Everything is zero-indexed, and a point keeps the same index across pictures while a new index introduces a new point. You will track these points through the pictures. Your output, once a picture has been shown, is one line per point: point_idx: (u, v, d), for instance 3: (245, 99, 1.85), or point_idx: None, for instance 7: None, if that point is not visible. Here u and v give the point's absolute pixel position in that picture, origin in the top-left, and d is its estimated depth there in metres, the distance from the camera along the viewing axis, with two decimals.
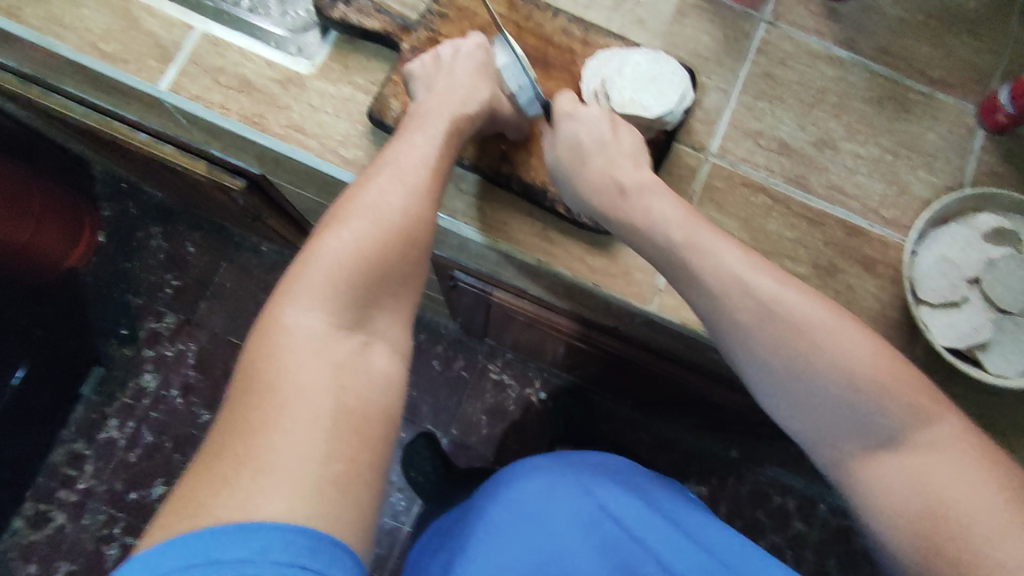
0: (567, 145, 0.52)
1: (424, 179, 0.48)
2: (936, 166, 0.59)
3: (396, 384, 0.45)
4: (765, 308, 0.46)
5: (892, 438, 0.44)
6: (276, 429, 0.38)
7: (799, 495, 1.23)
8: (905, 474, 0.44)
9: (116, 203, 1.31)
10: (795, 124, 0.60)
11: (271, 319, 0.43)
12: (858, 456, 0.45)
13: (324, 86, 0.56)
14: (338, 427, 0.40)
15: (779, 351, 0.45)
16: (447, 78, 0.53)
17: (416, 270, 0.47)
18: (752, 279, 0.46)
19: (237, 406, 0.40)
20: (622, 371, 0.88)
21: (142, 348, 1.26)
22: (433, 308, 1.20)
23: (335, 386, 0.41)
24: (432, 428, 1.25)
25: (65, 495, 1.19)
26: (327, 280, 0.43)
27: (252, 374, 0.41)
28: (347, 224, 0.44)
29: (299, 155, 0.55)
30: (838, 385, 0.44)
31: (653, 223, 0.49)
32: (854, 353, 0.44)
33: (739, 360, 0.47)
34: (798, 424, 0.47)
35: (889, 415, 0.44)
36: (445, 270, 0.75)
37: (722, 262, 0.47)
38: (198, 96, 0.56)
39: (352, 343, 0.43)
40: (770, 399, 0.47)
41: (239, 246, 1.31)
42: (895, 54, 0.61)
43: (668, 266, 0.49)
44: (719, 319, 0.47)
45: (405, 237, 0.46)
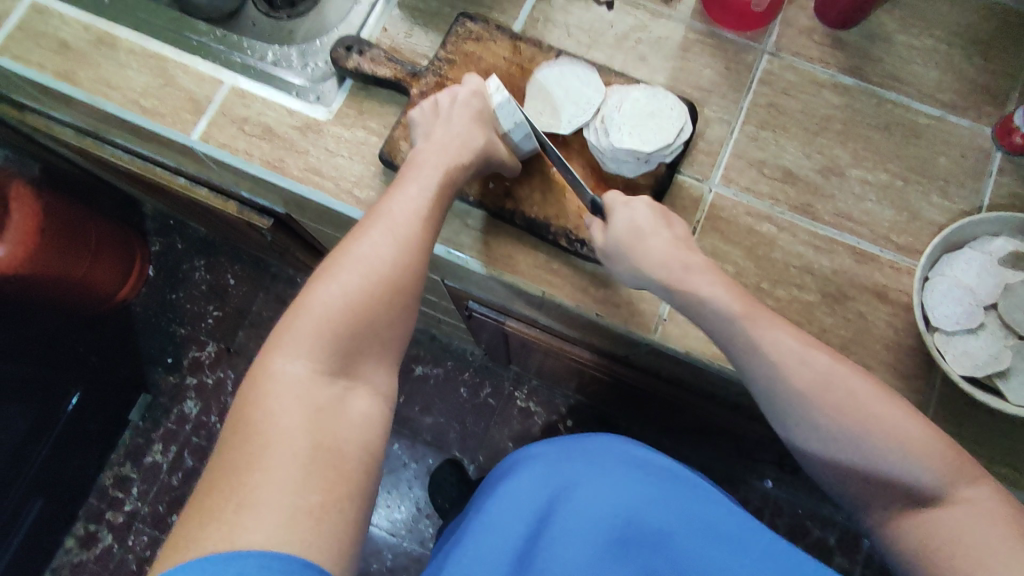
0: (625, 230, 0.52)
1: (413, 229, 0.51)
2: (950, 190, 0.58)
3: (374, 427, 0.48)
4: (815, 378, 0.47)
5: (915, 485, 0.46)
6: (259, 467, 0.41)
7: (840, 529, 1.18)
8: (946, 537, 0.45)
9: (164, 238, 1.40)
10: (800, 152, 0.60)
11: (262, 366, 0.46)
12: (900, 521, 0.47)
13: (340, 131, 0.60)
14: (319, 463, 0.43)
15: (829, 417, 0.47)
16: (444, 127, 0.55)
17: (402, 315, 0.50)
18: (779, 339, 0.48)
19: (228, 445, 0.43)
20: (641, 399, 0.87)
21: (185, 375, 1.32)
22: (459, 335, 1.22)
23: (316, 429, 0.44)
24: (459, 455, 1.26)
25: (113, 516, 1.25)
26: (313, 329, 0.47)
27: (241, 418, 0.44)
28: (335, 275, 0.48)
29: (315, 196, 0.59)
30: (859, 437, 0.47)
31: (699, 304, 0.50)
32: (871, 413, 0.46)
33: (779, 422, 0.50)
34: (822, 468, 0.49)
35: (911, 466, 0.46)
36: (460, 300, 0.77)
37: (774, 334, 0.48)
38: (225, 144, 0.60)
39: (336, 387, 0.47)
40: (812, 463, 0.49)
41: (277, 277, 1.37)
42: (902, 79, 0.61)
43: (721, 338, 0.50)
44: (759, 382, 0.49)
45: (388, 287, 0.49)
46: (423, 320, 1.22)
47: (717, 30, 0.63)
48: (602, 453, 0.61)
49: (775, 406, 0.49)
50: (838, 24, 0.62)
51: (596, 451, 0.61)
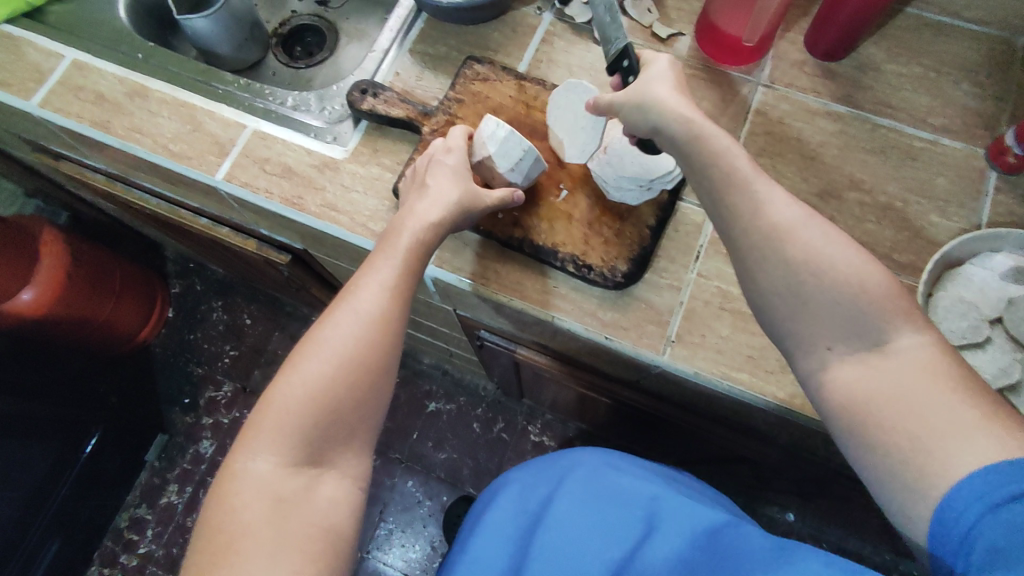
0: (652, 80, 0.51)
1: (379, 307, 0.50)
2: (948, 210, 0.60)
3: (342, 511, 0.47)
4: (799, 222, 0.44)
5: (884, 341, 0.42)
6: (225, 564, 0.42)
7: (867, 563, 1.14)
8: (893, 371, 0.41)
9: (184, 280, 1.44)
10: (799, 177, 0.62)
11: (229, 463, 0.46)
12: (846, 363, 0.43)
13: (356, 169, 0.63)
14: (285, 555, 0.43)
15: (796, 257, 0.44)
16: (424, 194, 0.55)
17: (370, 392, 0.49)
18: (789, 196, 0.46)
19: (199, 543, 0.44)
20: (654, 428, 0.87)
21: (201, 415, 1.34)
22: (471, 369, 1.23)
23: (280, 521, 0.44)
24: (473, 492, 1.25)
25: (127, 559, 1.24)
26: (273, 423, 0.46)
27: (211, 514, 0.45)
28: (299, 365, 0.48)
29: (332, 230, 0.62)
30: (850, 290, 0.43)
31: (711, 154, 0.47)
32: (867, 269, 0.43)
33: (760, 268, 0.45)
34: (792, 331, 0.45)
35: (893, 322, 0.42)
36: (472, 330, 0.79)
37: (766, 183, 0.46)
38: (248, 183, 0.63)
39: (301, 478, 0.46)
40: (768, 294, 0.45)
41: (292, 316, 1.40)
42: (894, 106, 0.63)
43: (719, 184, 0.46)
44: (752, 223, 0.45)
45: (350, 376, 0.48)
46: (436, 355, 1.24)
47: (712, 65, 0.66)
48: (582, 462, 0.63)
49: (753, 250, 0.45)
50: (828, 56, 0.65)
51: (572, 459, 0.64)
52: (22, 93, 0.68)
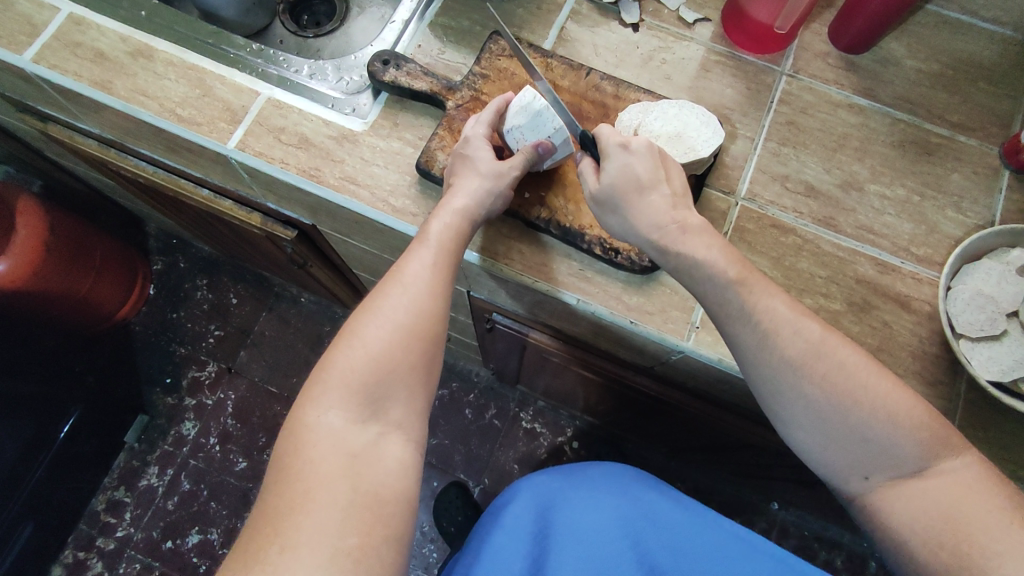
0: (621, 177, 0.51)
1: (440, 274, 0.50)
2: (963, 206, 0.61)
3: (410, 475, 0.46)
4: (814, 349, 0.47)
5: (922, 468, 0.46)
6: (302, 513, 0.41)
7: (847, 551, 1.17)
8: (932, 499, 0.46)
9: (167, 257, 1.38)
10: (820, 168, 0.62)
11: (296, 419, 0.45)
12: (886, 490, 0.47)
13: (376, 142, 0.61)
14: (356, 507, 0.42)
15: (829, 390, 0.47)
16: (450, 191, 0.54)
17: (432, 357, 0.49)
18: (803, 324, 0.48)
19: (268, 495, 0.43)
20: (656, 415, 0.88)
21: (183, 396, 1.30)
22: (465, 355, 1.22)
23: (351, 476, 0.43)
24: (464, 478, 1.24)
25: (103, 543, 1.20)
26: (342, 379, 0.46)
27: (280, 468, 0.44)
28: (364, 326, 0.48)
29: (351, 204, 0.60)
30: (878, 422, 0.46)
31: (702, 272, 0.50)
32: (893, 399, 0.46)
33: (781, 400, 0.49)
34: (828, 465, 0.49)
35: (924, 449, 0.46)
36: (482, 313, 0.78)
37: (772, 305, 0.49)
38: (262, 152, 0.61)
39: (368, 434, 0.45)
40: (801, 434, 0.49)
41: (280, 297, 1.37)
42: (913, 101, 0.64)
43: (719, 313, 0.50)
44: (764, 362, 0.48)
45: (413, 335, 0.48)
46: None
47: (737, 52, 0.66)
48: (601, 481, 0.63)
49: (767, 380, 0.49)
50: (850, 48, 0.66)
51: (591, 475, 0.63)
52: (14, 47, 0.63)
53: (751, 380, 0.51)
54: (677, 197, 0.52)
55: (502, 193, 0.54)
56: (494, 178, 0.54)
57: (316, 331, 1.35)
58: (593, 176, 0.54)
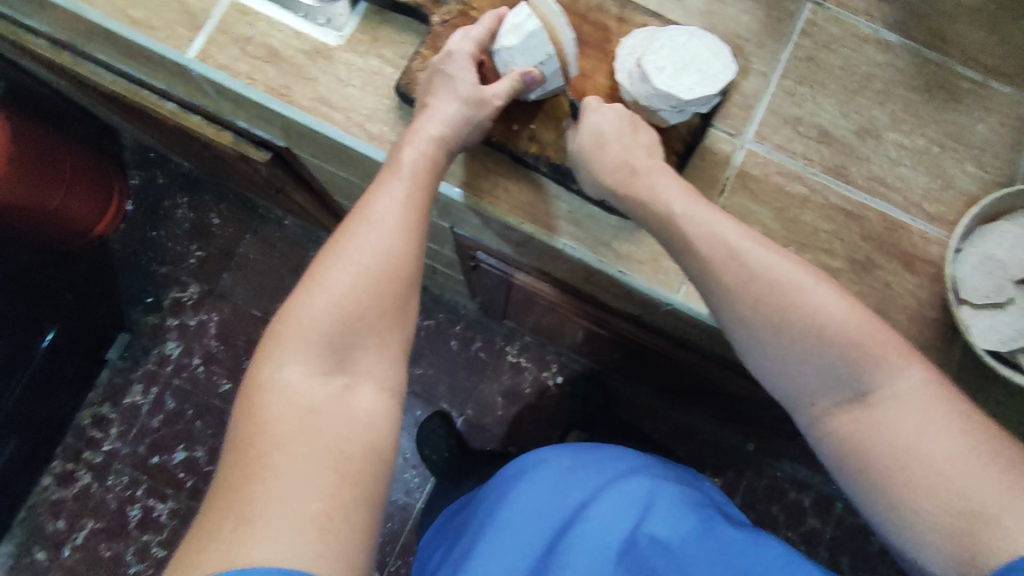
0: (588, 133, 0.50)
1: (405, 213, 0.47)
2: (985, 160, 0.56)
3: (380, 427, 0.44)
4: (749, 274, 0.45)
5: (864, 391, 0.43)
6: (261, 478, 0.39)
7: (816, 492, 1.21)
8: (885, 435, 0.42)
9: (144, 171, 1.32)
10: (838, 111, 0.57)
11: (253, 377, 0.43)
12: (838, 417, 0.45)
13: (352, 59, 0.55)
14: (319, 469, 0.40)
15: (761, 314, 0.45)
16: (424, 115, 0.50)
17: (397, 303, 0.46)
18: (744, 246, 0.46)
19: (226, 460, 0.41)
20: (641, 360, 0.87)
21: (166, 316, 1.28)
22: (453, 287, 1.20)
23: (314, 434, 0.41)
24: (447, 408, 1.25)
25: (91, 456, 1.22)
26: (300, 332, 0.43)
27: (238, 430, 0.41)
28: (321, 275, 0.45)
29: (324, 128, 0.55)
30: (811, 342, 0.44)
31: (656, 210, 0.48)
32: (829, 317, 0.44)
33: (724, 325, 0.47)
34: (783, 392, 0.47)
35: (860, 368, 0.43)
36: (466, 250, 0.75)
37: (713, 229, 0.46)
38: (226, 65, 0.55)
39: (333, 387, 0.43)
40: (754, 363, 0.47)
41: (263, 220, 1.32)
42: (949, 40, 0.58)
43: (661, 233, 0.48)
44: (702, 281, 0.47)
45: (380, 280, 0.45)
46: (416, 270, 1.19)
47: None
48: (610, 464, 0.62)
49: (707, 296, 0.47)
50: None
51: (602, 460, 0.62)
52: None
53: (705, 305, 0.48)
54: (641, 147, 0.50)
55: (481, 124, 0.50)
56: (474, 106, 0.49)
57: (300, 256, 1.31)
58: (570, 135, 0.52)
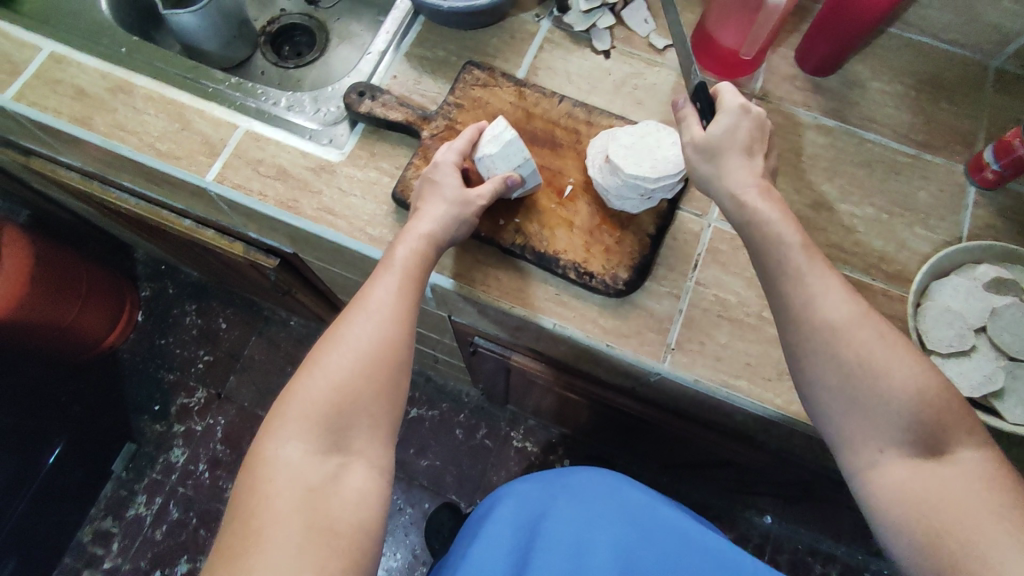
0: (698, 141, 0.53)
1: (397, 304, 0.51)
2: (931, 222, 0.62)
3: (370, 506, 0.46)
4: (858, 317, 0.47)
5: (939, 450, 0.45)
6: (256, 553, 0.41)
7: (840, 564, 1.17)
8: (940, 488, 0.43)
9: (155, 283, 1.39)
10: (791, 188, 0.63)
11: (257, 452, 0.46)
12: (899, 468, 0.45)
13: (353, 172, 0.62)
14: (310, 544, 0.42)
15: (866, 357, 0.46)
16: (415, 215, 0.55)
17: (392, 385, 0.49)
18: (848, 293, 0.48)
19: (228, 531, 0.43)
20: (643, 434, 0.88)
21: (172, 423, 1.29)
22: (455, 375, 1.22)
23: (309, 512, 0.43)
24: (455, 499, 1.23)
25: (91, 575, 1.19)
26: (301, 412, 0.46)
27: (239, 503, 0.44)
28: (322, 359, 0.48)
29: (328, 234, 0.60)
30: (911, 393, 0.45)
31: (771, 236, 0.49)
32: (933, 379, 0.46)
33: (819, 361, 0.47)
34: (846, 431, 0.47)
35: (954, 434, 0.45)
36: (465, 336, 0.78)
37: (820, 276, 0.48)
38: (240, 184, 0.62)
39: (328, 466, 0.46)
40: (828, 400, 0.47)
41: (268, 321, 1.37)
42: (880, 121, 0.66)
43: (777, 276, 0.49)
44: (806, 324, 0.47)
45: (374, 364, 0.48)
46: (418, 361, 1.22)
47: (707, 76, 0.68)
48: (584, 488, 0.65)
49: (803, 345, 0.47)
50: (817, 71, 0.67)
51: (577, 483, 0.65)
52: None
53: (795, 350, 0.48)
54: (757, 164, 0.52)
55: (467, 222, 0.55)
56: (459, 206, 0.55)
57: (305, 355, 1.35)
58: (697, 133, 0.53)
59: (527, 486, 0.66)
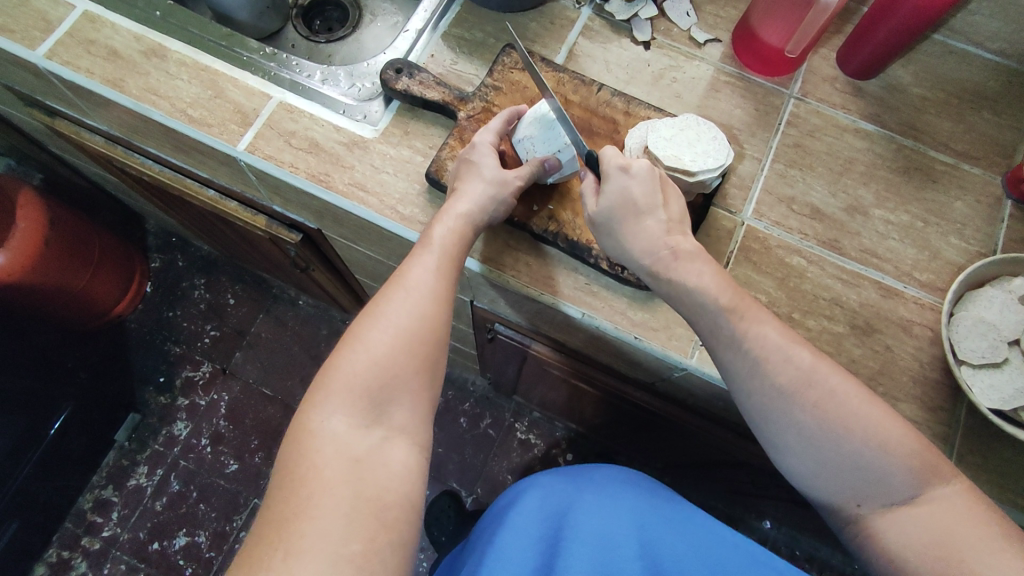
0: (617, 199, 0.52)
1: (436, 282, 0.50)
2: (966, 233, 0.61)
3: (412, 479, 0.45)
4: (804, 376, 0.48)
5: (911, 496, 0.46)
6: (305, 521, 0.41)
7: (837, 572, 1.17)
8: (922, 526, 0.45)
9: (165, 255, 1.38)
10: (826, 191, 0.63)
11: (299, 424, 0.45)
12: (880, 518, 0.47)
13: (386, 149, 0.62)
14: (358, 513, 0.42)
15: (819, 420, 0.47)
16: (454, 195, 0.55)
17: (431, 361, 0.49)
18: (793, 350, 0.49)
19: (273, 500, 0.42)
20: (654, 432, 0.88)
21: (176, 395, 1.29)
22: (463, 363, 1.22)
23: (355, 482, 0.43)
24: (456, 487, 1.23)
25: (89, 543, 1.18)
26: (344, 384, 0.46)
27: (284, 473, 0.43)
28: (363, 333, 0.48)
29: (359, 210, 0.60)
30: (867, 452, 0.46)
31: (700, 302, 0.50)
32: (887, 426, 0.46)
33: (771, 424, 0.49)
34: (823, 492, 0.49)
35: (916, 479, 0.46)
36: (484, 323, 0.78)
37: (763, 332, 0.50)
38: (272, 156, 0.61)
39: (372, 438, 0.45)
40: (793, 465, 0.49)
41: (278, 299, 1.36)
42: (919, 128, 0.65)
43: (712, 340, 0.51)
44: (756, 387, 0.49)
45: (415, 339, 0.48)
46: None
47: (746, 74, 0.67)
48: (607, 482, 0.64)
49: (762, 410, 0.49)
50: (858, 74, 0.66)
51: (600, 478, 0.65)
52: (28, 42, 0.63)
53: (748, 408, 0.51)
54: (672, 221, 0.52)
55: (504, 202, 0.55)
56: (498, 186, 0.54)
57: (313, 335, 1.34)
58: (592, 195, 0.54)
59: (551, 479, 0.66)
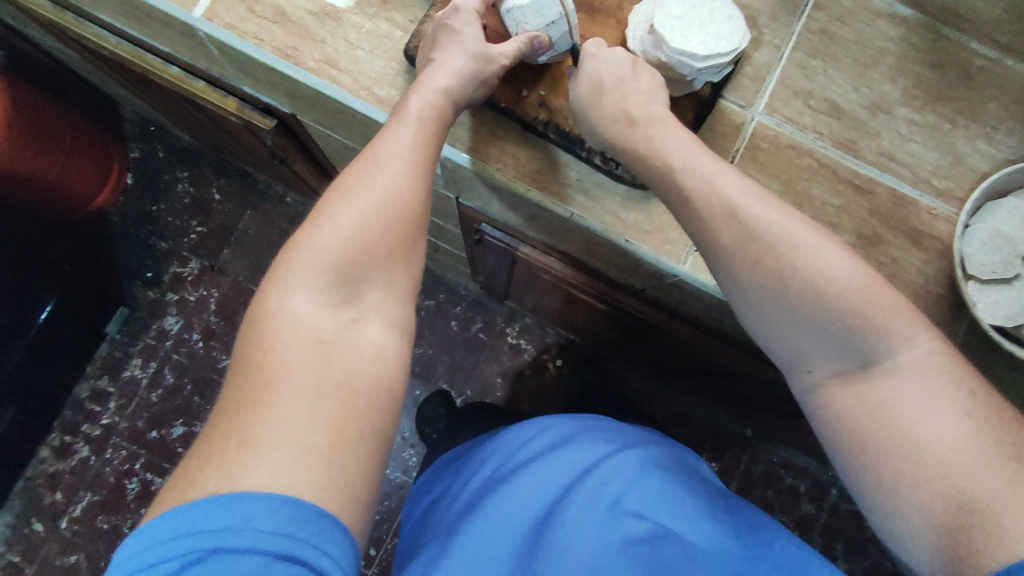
0: (587, 82, 0.50)
1: (415, 155, 0.47)
2: (996, 138, 0.56)
3: (389, 362, 0.43)
4: (753, 234, 0.44)
5: (868, 361, 0.43)
6: (262, 406, 0.38)
7: (810, 478, 1.22)
8: (886, 406, 0.42)
9: (144, 144, 1.31)
10: (849, 85, 0.57)
11: (261, 304, 0.43)
12: (834, 387, 0.44)
13: (361, 21, 0.55)
14: (324, 399, 0.39)
15: (763, 279, 0.44)
16: (430, 67, 0.49)
17: (408, 240, 0.46)
18: (744, 203, 0.45)
19: (231, 386, 0.40)
20: (642, 340, 0.87)
21: (165, 291, 1.27)
22: (454, 266, 1.19)
23: (320, 363, 0.40)
24: (447, 387, 1.25)
25: (89, 429, 1.22)
26: (309, 260, 0.43)
27: (243, 356, 0.41)
28: (331, 209, 0.44)
29: (331, 91, 0.54)
30: (821, 311, 0.43)
31: (660, 166, 0.47)
32: (843, 275, 0.43)
33: (726, 288, 0.47)
34: (780, 359, 0.47)
35: (915, 351, 0.42)
36: (471, 223, 0.74)
37: (715, 185, 0.46)
38: (233, 25, 0.55)
39: (341, 319, 0.43)
40: (759, 332, 0.47)
41: (264, 196, 1.31)
42: (963, 14, 0.57)
43: (664, 198, 0.48)
44: (736, 270, 0.45)
45: (393, 215, 0.45)
46: None
47: None
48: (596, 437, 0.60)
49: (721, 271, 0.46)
50: None
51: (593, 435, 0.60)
52: None
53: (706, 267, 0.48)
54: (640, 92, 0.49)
55: (487, 80, 0.50)
56: (481, 62, 0.49)
57: None
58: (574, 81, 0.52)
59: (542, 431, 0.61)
